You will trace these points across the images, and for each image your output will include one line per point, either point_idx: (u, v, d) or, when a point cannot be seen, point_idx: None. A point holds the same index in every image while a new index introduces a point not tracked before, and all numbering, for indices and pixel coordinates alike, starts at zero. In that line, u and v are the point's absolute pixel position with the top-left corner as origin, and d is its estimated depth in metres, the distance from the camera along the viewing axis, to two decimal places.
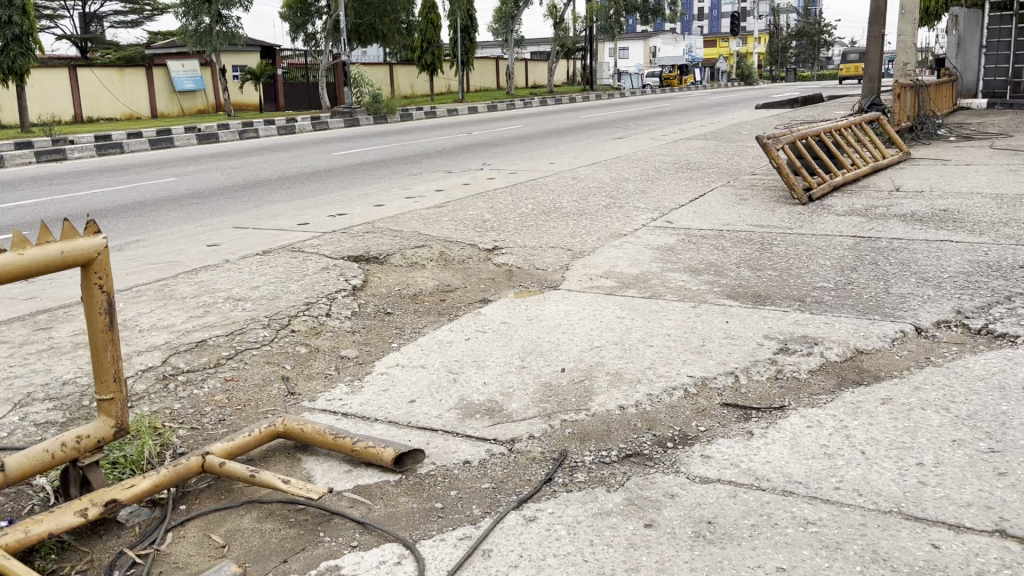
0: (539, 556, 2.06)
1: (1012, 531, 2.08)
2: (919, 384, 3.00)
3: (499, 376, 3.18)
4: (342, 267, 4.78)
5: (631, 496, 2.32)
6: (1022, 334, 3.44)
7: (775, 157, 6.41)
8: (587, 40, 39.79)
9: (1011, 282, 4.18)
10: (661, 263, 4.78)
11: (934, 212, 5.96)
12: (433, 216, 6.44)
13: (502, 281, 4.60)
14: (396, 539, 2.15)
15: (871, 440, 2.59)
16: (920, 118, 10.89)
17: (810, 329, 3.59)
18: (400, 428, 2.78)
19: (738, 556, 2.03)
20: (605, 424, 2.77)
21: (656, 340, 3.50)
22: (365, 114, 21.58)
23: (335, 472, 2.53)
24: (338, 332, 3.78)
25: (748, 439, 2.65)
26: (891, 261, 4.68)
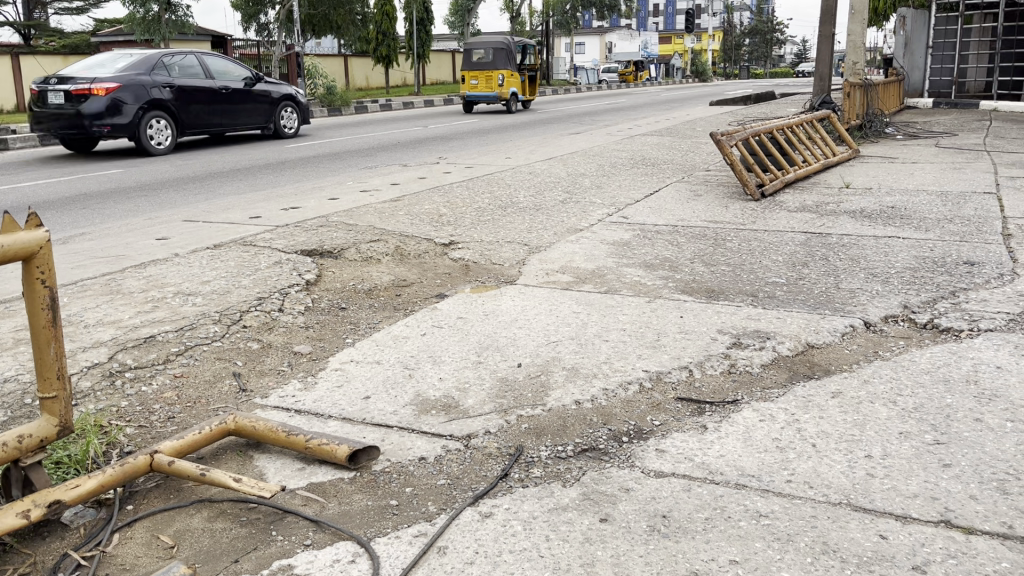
0: (496, 552, 2.06)
1: (957, 521, 2.14)
2: (868, 377, 3.06)
3: (456, 372, 3.16)
4: (295, 261, 4.72)
5: (587, 492, 2.33)
6: (966, 328, 3.52)
7: (729, 153, 6.49)
8: (544, 34, 39.77)
9: (955, 278, 4.27)
10: (617, 258, 4.81)
11: (883, 208, 6.08)
12: (388, 210, 6.38)
13: (458, 276, 4.58)
14: (351, 538, 2.13)
15: (821, 433, 2.63)
16: (869, 116, 11.09)
17: (762, 324, 3.64)
18: (354, 425, 2.75)
19: (692, 549, 2.04)
20: (561, 418, 2.78)
21: (611, 336, 3.51)
22: (319, 106, 21.30)
23: (288, 470, 2.50)
24: (291, 328, 3.73)
25: (702, 433, 2.67)
26: (841, 257, 4.76)
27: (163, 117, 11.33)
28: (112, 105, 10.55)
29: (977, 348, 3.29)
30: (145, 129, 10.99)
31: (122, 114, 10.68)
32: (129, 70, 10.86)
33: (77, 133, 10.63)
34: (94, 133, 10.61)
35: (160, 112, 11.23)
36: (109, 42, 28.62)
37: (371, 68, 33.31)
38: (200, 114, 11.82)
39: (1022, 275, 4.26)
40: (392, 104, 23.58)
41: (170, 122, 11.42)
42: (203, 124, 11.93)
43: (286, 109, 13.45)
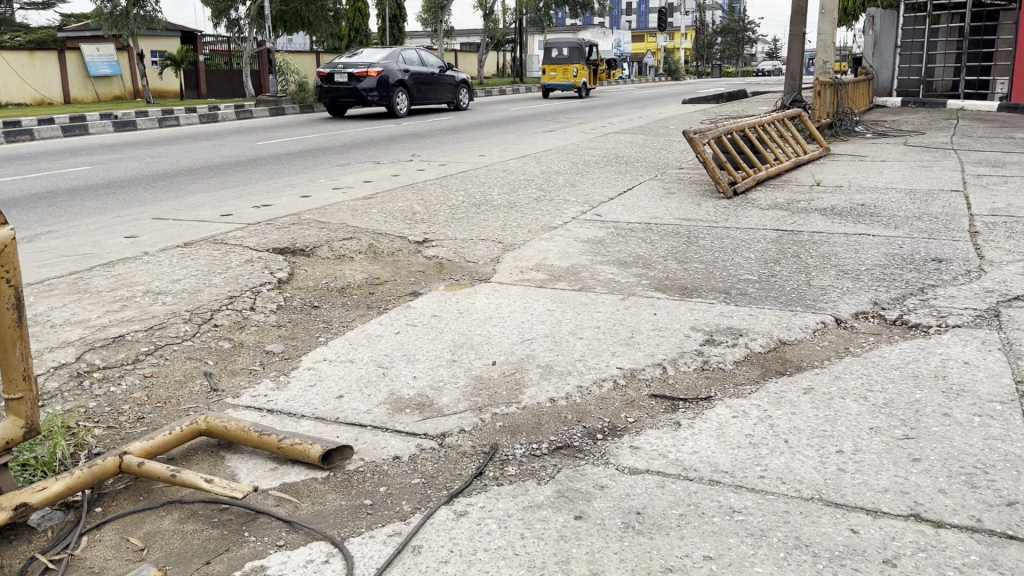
0: (470, 551, 2.05)
1: (926, 515, 2.16)
2: (839, 373, 3.10)
3: (430, 370, 3.15)
4: (267, 259, 4.68)
5: (561, 489, 2.33)
6: (934, 325, 3.57)
7: (702, 151, 6.55)
8: (518, 32, 39.74)
9: (924, 274, 4.33)
10: (591, 256, 4.82)
11: (853, 206, 6.15)
12: (361, 207, 6.34)
13: (432, 273, 4.57)
14: (324, 538, 2.11)
15: (793, 429, 2.65)
16: (839, 114, 11.21)
17: (735, 321, 3.66)
18: (327, 424, 2.73)
19: (666, 546, 2.05)
20: (536, 416, 2.78)
21: (585, 333, 3.52)
22: (291, 103, 21.14)
23: (260, 471, 2.47)
24: (263, 326, 3.70)
25: (675, 430, 2.68)
26: (813, 254, 4.80)
27: (402, 92, 17.02)
28: (380, 80, 16.13)
29: (945, 344, 3.34)
30: (393, 94, 16.36)
31: (381, 85, 16.25)
32: (387, 58, 16.67)
33: (358, 101, 16.20)
34: (370, 99, 16.23)
35: (401, 90, 16.99)
36: (75, 38, 28.21)
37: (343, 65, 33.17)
38: (414, 86, 17.34)
39: (989, 272, 4.32)
40: None
41: (408, 94, 17.11)
42: (420, 98, 17.66)
43: (463, 93, 19.39)
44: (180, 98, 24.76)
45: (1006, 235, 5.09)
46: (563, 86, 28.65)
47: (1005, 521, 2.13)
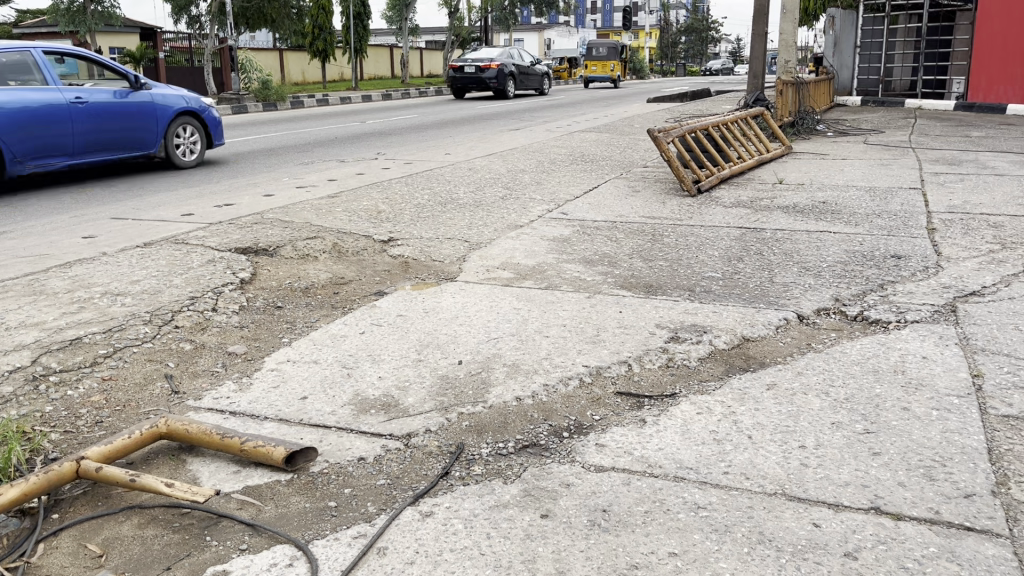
0: (436, 552, 2.04)
1: (886, 508, 2.20)
2: (801, 369, 3.13)
3: (396, 370, 3.13)
4: (229, 259, 4.62)
5: (527, 488, 2.33)
6: (894, 320, 3.63)
7: (666, 150, 6.60)
8: (483, 31, 39.77)
9: (884, 271, 4.40)
10: (557, 254, 4.82)
11: (815, 204, 6.22)
12: (325, 206, 6.31)
13: (398, 272, 4.54)
14: (289, 541, 2.09)
15: (757, 425, 2.68)
16: (801, 112, 11.36)
17: (699, 318, 3.69)
18: (291, 426, 2.70)
19: (631, 543, 2.06)
20: (501, 415, 2.77)
21: (552, 331, 3.53)
22: (254, 101, 20.92)
23: (223, 473, 2.44)
24: (225, 328, 3.65)
25: (641, 427, 2.70)
26: (776, 252, 4.84)
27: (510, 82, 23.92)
28: (499, 72, 22.73)
29: (904, 339, 3.39)
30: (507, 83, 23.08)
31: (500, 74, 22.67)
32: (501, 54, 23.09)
33: (480, 86, 22.72)
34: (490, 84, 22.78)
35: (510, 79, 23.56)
36: (31, 34, 27.67)
37: (307, 62, 33.00)
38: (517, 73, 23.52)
39: (946, 268, 4.41)
40: (330, 100, 23.25)
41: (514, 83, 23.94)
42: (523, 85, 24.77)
43: (547, 82, 25.72)
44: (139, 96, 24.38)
45: (963, 232, 5.19)
46: (602, 79, 34.43)
47: (962, 513, 2.16)
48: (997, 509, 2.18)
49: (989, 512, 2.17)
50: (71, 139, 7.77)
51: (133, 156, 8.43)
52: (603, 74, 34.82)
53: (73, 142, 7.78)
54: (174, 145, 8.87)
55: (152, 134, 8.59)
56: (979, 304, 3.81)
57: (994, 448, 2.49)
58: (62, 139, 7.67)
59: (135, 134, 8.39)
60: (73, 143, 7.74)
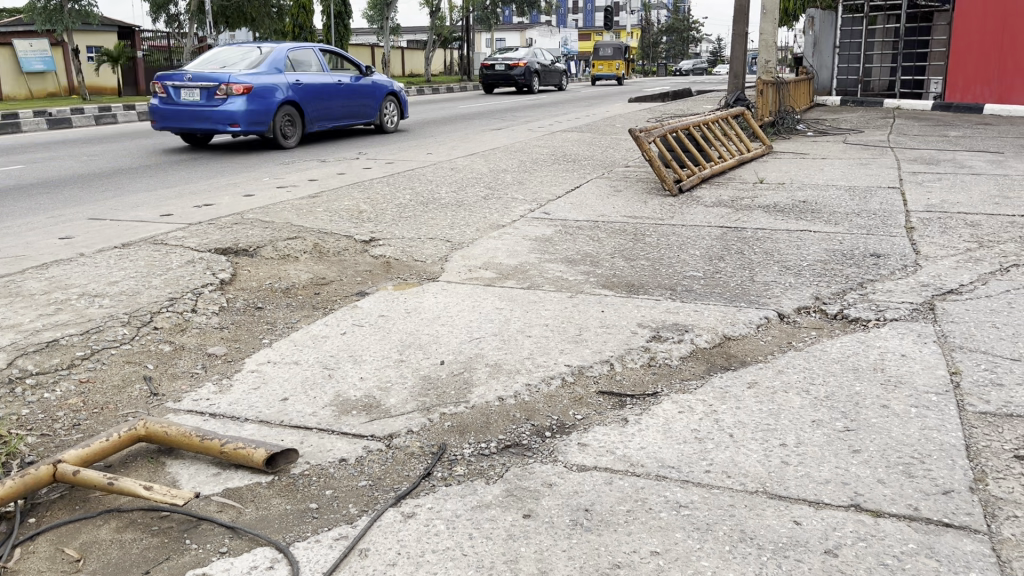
0: (418, 553, 2.04)
1: (866, 505, 2.21)
2: (782, 367, 3.15)
3: (377, 371, 3.12)
4: (209, 260, 4.59)
5: (510, 488, 2.32)
6: (873, 319, 3.65)
7: (647, 149, 6.61)
8: (464, 30, 39.76)
9: (863, 269, 4.44)
10: (539, 254, 4.81)
11: (795, 203, 6.26)
12: (306, 206, 6.28)
13: (379, 272, 4.52)
14: (269, 543, 2.08)
15: (738, 423, 2.69)
16: (781, 112, 11.43)
17: (680, 317, 3.70)
18: (271, 428, 2.68)
19: (613, 542, 2.06)
20: (484, 415, 2.77)
21: (534, 331, 3.53)
22: None
23: (202, 476, 2.42)
24: (205, 329, 3.62)
25: (623, 426, 2.70)
26: (757, 251, 4.87)
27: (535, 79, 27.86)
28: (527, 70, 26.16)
29: (883, 337, 3.42)
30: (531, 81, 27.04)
31: (528, 72, 26.89)
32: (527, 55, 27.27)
33: (510, 81, 26.53)
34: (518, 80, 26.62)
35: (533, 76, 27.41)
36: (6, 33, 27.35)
37: None
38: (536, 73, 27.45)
39: (925, 266, 4.44)
40: None
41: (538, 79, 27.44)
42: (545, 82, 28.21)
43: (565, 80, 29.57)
44: (118, 95, 24.17)
45: (940, 231, 5.24)
46: (606, 76, 39.42)
47: (941, 510, 2.18)
48: (975, 505, 2.20)
49: (967, 508, 2.19)
50: (331, 110, 11.52)
51: (360, 124, 12.18)
52: (610, 72, 39.99)
53: (309, 110, 11.07)
54: (384, 118, 12.68)
55: (370, 108, 12.27)
56: (957, 302, 3.84)
57: (972, 445, 2.51)
58: (324, 109, 11.32)
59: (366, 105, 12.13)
60: (335, 110, 11.52)
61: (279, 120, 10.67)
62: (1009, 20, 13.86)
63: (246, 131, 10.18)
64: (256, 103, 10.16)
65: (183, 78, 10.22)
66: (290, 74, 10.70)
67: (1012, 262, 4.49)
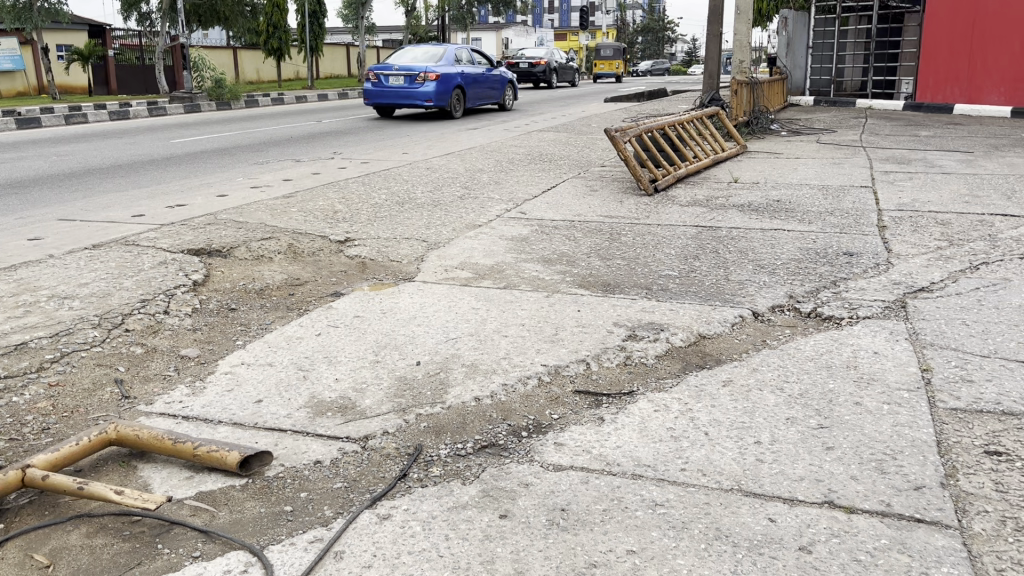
0: (393, 554, 2.03)
1: (839, 501, 2.23)
2: (756, 365, 3.17)
3: (353, 372, 3.10)
4: (181, 261, 4.54)
5: (486, 488, 2.32)
6: (846, 316, 3.69)
7: (622, 149, 6.63)
8: (440, 29, 39.72)
9: (836, 268, 4.48)
10: (515, 254, 4.81)
11: (769, 202, 6.31)
12: (280, 206, 6.24)
13: (355, 273, 4.50)
14: (243, 547, 2.06)
15: (713, 421, 2.70)
16: (755, 112, 11.51)
17: (656, 316, 3.71)
18: (245, 430, 2.66)
19: (590, 541, 2.06)
20: (460, 416, 2.76)
21: (510, 330, 3.52)
22: (207, 100, 20.60)
23: (175, 480, 2.39)
24: (178, 331, 3.58)
25: (600, 425, 2.70)
26: (732, 250, 4.90)
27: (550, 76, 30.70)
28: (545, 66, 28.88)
29: (856, 335, 3.45)
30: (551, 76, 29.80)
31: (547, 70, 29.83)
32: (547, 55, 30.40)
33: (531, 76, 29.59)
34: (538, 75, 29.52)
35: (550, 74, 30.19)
36: None
37: (263, 61, 32.72)
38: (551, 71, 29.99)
39: (896, 265, 4.49)
40: (285, 100, 22.98)
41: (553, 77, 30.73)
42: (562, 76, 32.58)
43: (578, 75, 33.53)
44: (89, 94, 23.89)
45: (911, 229, 5.30)
46: (607, 74, 44.38)
47: (912, 505, 2.21)
48: (946, 500, 2.23)
49: (938, 503, 2.21)
50: (487, 97, 16.90)
51: (488, 104, 17.15)
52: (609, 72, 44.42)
53: (468, 92, 16.04)
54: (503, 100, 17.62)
55: (493, 95, 17.17)
56: (928, 299, 3.89)
57: (943, 441, 2.54)
58: (481, 96, 16.65)
59: (496, 92, 17.19)
60: (480, 97, 16.58)
61: (455, 99, 15.56)
62: (979, 21, 14.08)
63: (434, 106, 14.90)
64: (441, 86, 14.89)
65: (392, 68, 14.95)
66: (457, 67, 15.59)
67: (981, 259, 4.55)
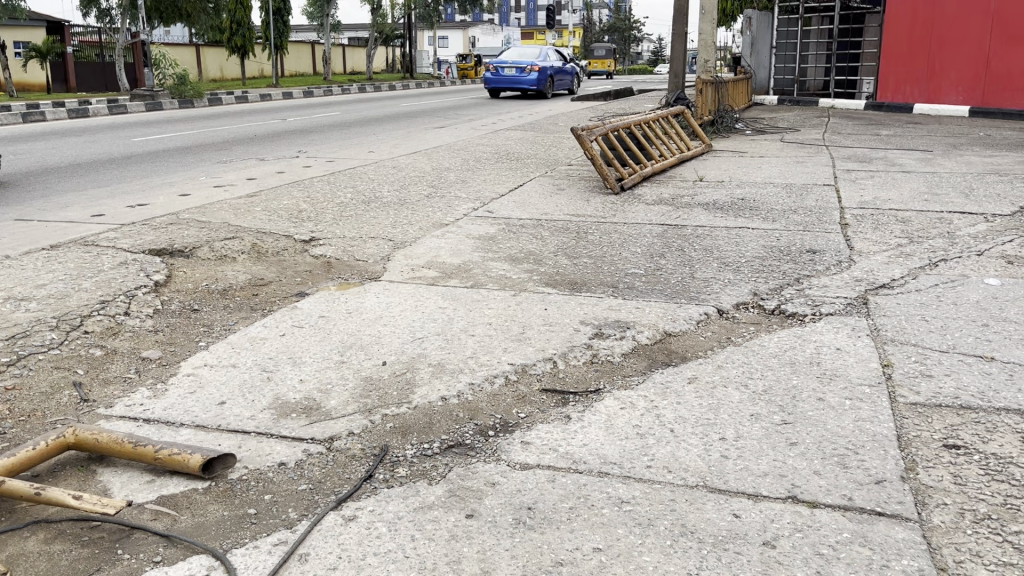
0: (360, 556, 2.01)
1: (803, 496, 2.26)
2: (721, 362, 3.19)
3: (318, 373, 3.07)
4: (142, 262, 4.47)
5: (452, 488, 2.31)
6: (809, 314, 3.73)
7: (589, 148, 6.66)
8: (406, 28, 39.62)
9: (799, 265, 4.53)
10: (482, 253, 4.81)
11: (734, 201, 6.38)
12: (243, 206, 6.15)
13: (320, 273, 4.46)
14: (204, 551, 2.03)
15: (679, 418, 2.72)
16: (720, 111, 11.62)
17: (622, 314, 3.73)
18: (208, 432, 2.62)
19: (556, 540, 2.07)
20: (426, 415, 2.75)
21: (477, 330, 3.51)
22: (170, 97, 20.33)
23: (135, 484, 2.35)
24: (138, 332, 3.52)
25: (566, 423, 2.71)
26: (697, 248, 4.94)
27: None
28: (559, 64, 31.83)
29: (819, 331, 3.49)
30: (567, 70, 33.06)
31: None
32: None
33: None
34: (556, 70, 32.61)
35: None
36: None
37: (226, 58, 32.39)
38: None
39: (858, 262, 4.56)
40: (250, 95, 22.75)
41: None
42: None
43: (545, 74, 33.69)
44: (46, 91, 23.45)
45: (873, 227, 5.38)
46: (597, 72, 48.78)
47: (873, 499, 2.24)
48: (906, 494, 2.26)
49: (898, 496, 2.25)
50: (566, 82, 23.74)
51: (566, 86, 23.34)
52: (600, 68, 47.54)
53: (556, 79, 22.75)
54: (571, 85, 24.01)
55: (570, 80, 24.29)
56: (889, 296, 3.95)
57: (903, 435, 2.59)
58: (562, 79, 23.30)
59: (568, 82, 23.59)
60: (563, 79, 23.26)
61: (551, 84, 22.48)
62: (936, 22, 14.36)
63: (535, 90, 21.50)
64: (541, 76, 21.57)
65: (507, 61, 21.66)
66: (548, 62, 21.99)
67: (940, 256, 4.63)
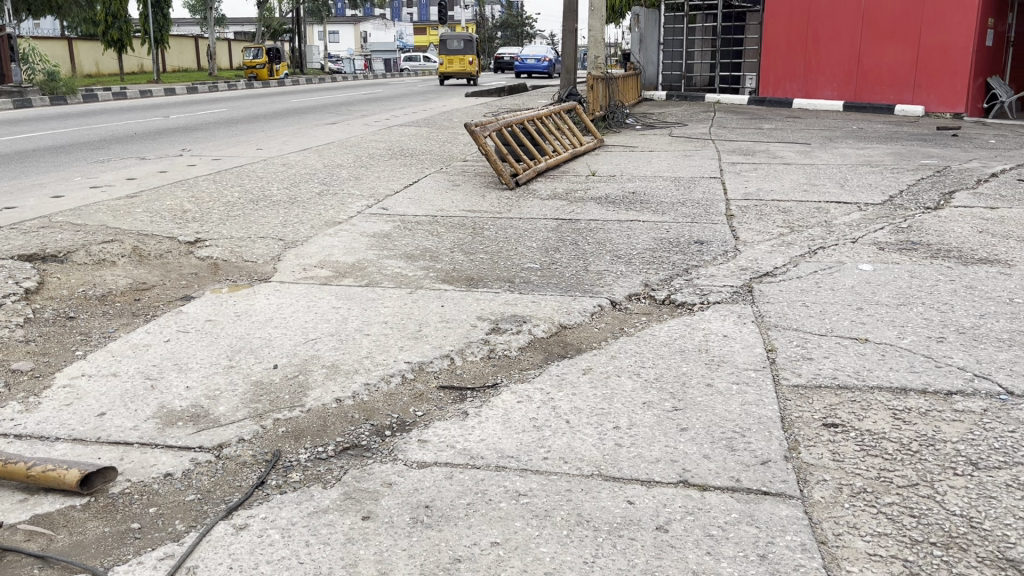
0: (251, 565, 1.95)
1: (693, 480, 2.32)
2: (614, 353, 3.25)
3: (205, 378, 2.97)
4: (10, 268, 4.21)
5: (348, 491, 2.27)
6: (697, 302, 3.84)
7: (483, 143, 6.66)
8: (296, 22, 39.05)
9: (688, 256, 4.66)
10: (377, 250, 4.76)
11: (624, 194, 6.50)
12: (121, 207, 5.86)
13: (206, 275, 4.30)
14: (83, 570, 1.93)
15: (574, 409, 2.76)
16: (612, 106, 11.89)
17: (519, 308, 3.76)
18: (86, 446, 2.49)
19: (454, 536, 2.06)
20: (320, 418, 2.69)
21: (373, 329, 3.46)
22: (42, 95, 19.28)
23: (7, 503, 2.22)
24: (7, 343, 3.32)
25: (463, 419, 2.70)
26: (590, 241, 5.01)
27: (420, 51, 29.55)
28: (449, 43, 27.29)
29: (707, 320, 3.60)
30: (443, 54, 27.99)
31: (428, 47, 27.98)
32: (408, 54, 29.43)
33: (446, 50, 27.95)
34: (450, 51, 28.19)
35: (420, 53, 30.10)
36: None
37: (101, 53, 30.96)
38: None
39: (743, 251, 4.74)
40: (126, 92, 21.77)
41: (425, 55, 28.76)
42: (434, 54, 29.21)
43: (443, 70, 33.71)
44: None
45: (756, 217, 5.58)
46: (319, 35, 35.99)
47: (759, 479, 2.32)
48: (789, 472, 2.36)
49: (782, 475, 2.34)
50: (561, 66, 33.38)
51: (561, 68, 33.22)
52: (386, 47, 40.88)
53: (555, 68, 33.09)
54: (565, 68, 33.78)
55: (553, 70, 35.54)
56: (772, 284, 4.11)
57: (787, 416, 2.70)
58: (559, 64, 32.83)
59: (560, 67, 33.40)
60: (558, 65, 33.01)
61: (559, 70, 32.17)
62: (812, 22, 15.00)
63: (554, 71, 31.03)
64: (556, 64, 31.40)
65: (530, 53, 31.55)
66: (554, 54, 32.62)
67: (819, 244, 4.85)
